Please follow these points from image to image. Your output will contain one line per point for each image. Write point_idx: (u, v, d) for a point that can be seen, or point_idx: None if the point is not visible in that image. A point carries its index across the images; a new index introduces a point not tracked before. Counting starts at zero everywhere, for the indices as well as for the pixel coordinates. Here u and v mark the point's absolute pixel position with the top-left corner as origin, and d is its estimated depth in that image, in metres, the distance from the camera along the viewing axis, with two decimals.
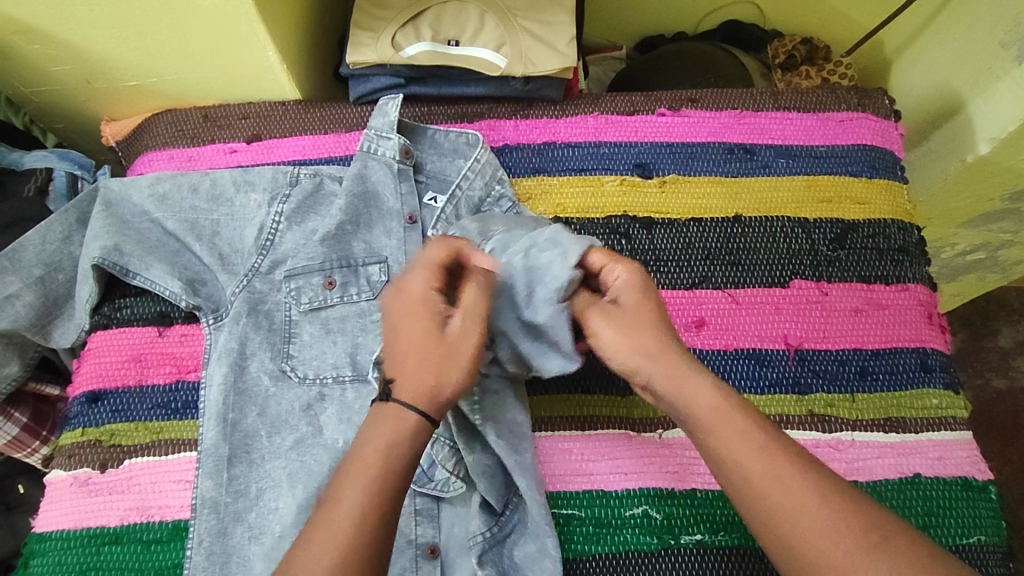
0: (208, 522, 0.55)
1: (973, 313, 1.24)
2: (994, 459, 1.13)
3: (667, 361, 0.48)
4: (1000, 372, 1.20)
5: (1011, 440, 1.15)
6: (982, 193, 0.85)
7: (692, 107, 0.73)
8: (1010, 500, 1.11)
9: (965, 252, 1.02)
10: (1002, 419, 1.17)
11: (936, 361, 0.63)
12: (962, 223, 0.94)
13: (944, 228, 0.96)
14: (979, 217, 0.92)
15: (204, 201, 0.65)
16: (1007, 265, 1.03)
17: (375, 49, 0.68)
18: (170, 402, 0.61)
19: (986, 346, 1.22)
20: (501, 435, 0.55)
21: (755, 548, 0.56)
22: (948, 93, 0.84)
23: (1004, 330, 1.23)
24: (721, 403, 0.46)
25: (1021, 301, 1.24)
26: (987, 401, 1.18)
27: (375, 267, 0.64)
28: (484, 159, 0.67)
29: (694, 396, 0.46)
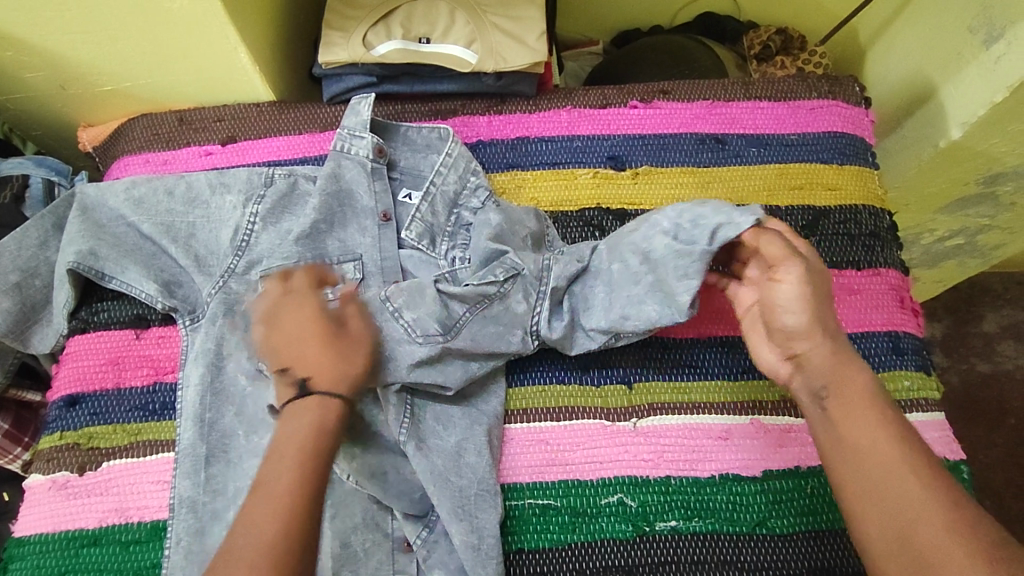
0: (185, 522, 0.56)
1: (957, 299, 1.25)
2: (980, 444, 1.14)
3: (835, 343, 0.50)
4: (985, 356, 1.21)
5: (996, 424, 1.16)
6: (957, 178, 0.86)
7: (664, 98, 0.73)
8: (997, 483, 1.11)
9: (944, 238, 1.03)
10: (987, 403, 1.17)
11: (908, 344, 0.64)
12: (940, 209, 0.95)
13: (923, 214, 0.97)
14: (956, 202, 0.93)
15: (180, 203, 0.65)
16: (987, 249, 1.05)
17: (347, 48, 0.69)
18: (147, 404, 0.61)
19: (971, 332, 1.23)
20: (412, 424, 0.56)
21: (729, 532, 0.56)
22: (920, 80, 0.85)
23: (988, 316, 1.24)
24: (868, 394, 0.47)
25: (1004, 286, 1.26)
26: (972, 386, 1.19)
27: (350, 265, 0.64)
28: (456, 153, 0.67)
29: (849, 381, 0.48)
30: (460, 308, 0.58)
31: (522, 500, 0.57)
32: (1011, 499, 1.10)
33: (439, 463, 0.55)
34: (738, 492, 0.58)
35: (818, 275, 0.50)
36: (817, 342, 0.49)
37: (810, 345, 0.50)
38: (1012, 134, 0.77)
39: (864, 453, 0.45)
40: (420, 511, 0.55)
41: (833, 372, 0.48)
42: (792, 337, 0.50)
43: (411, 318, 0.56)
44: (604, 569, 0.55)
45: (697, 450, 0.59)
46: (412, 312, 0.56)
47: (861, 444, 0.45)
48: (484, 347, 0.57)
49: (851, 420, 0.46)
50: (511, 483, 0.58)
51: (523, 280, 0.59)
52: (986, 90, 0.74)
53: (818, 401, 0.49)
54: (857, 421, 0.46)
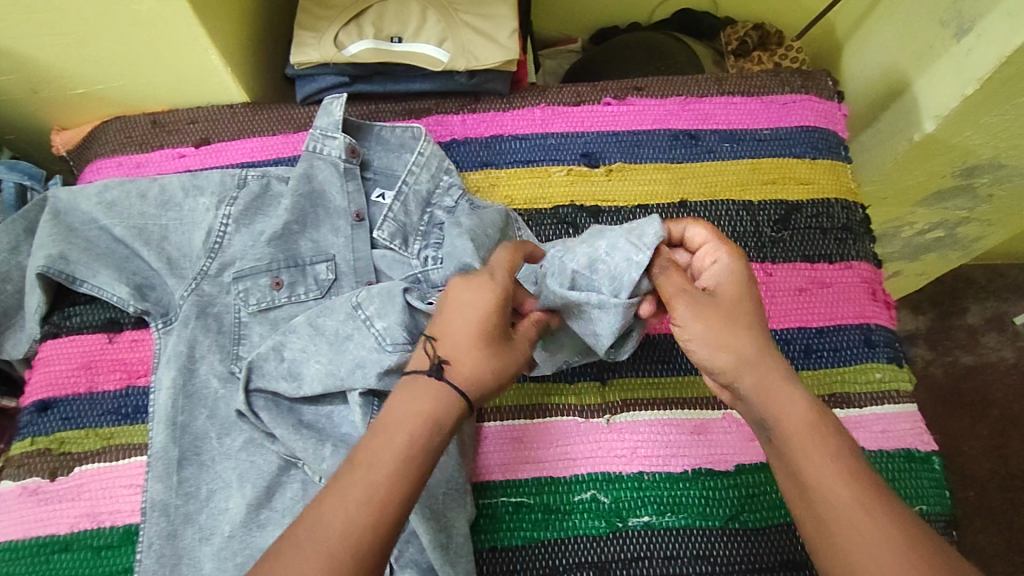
0: (157, 525, 0.56)
1: (941, 291, 1.26)
2: (963, 436, 1.15)
3: (766, 368, 0.47)
4: (968, 348, 1.21)
5: (980, 415, 1.16)
6: (933, 170, 0.87)
7: (637, 95, 0.73)
8: (982, 474, 1.12)
9: (925, 231, 1.03)
10: (970, 395, 1.18)
11: (880, 336, 0.64)
12: (918, 202, 0.95)
13: (902, 208, 0.97)
14: (934, 195, 0.93)
15: (152, 206, 0.65)
16: (967, 242, 1.06)
17: (318, 49, 0.69)
18: (120, 408, 0.61)
19: (955, 324, 1.23)
20: None
21: (703, 527, 0.56)
22: (895, 74, 0.86)
23: (971, 308, 1.25)
24: (810, 422, 0.45)
25: (987, 278, 1.26)
26: (956, 378, 1.19)
27: (322, 265, 0.64)
28: (429, 152, 0.67)
29: (786, 409, 0.45)
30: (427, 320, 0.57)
31: (495, 498, 0.57)
32: (994, 490, 1.11)
33: None
34: (711, 487, 0.58)
35: (715, 304, 0.49)
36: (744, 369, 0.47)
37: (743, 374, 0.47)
38: (985, 127, 0.77)
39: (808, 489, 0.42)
40: None
41: (768, 401, 0.46)
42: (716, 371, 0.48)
43: (380, 326, 0.55)
44: (576, 565, 0.56)
45: (670, 445, 0.59)
46: (383, 320, 0.55)
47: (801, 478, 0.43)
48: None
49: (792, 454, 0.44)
50: (484, 481, 0.58)
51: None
52: (957, 83, 0.74)
53: (762, 434, 0.46)
54: (801, 456, 0.43)
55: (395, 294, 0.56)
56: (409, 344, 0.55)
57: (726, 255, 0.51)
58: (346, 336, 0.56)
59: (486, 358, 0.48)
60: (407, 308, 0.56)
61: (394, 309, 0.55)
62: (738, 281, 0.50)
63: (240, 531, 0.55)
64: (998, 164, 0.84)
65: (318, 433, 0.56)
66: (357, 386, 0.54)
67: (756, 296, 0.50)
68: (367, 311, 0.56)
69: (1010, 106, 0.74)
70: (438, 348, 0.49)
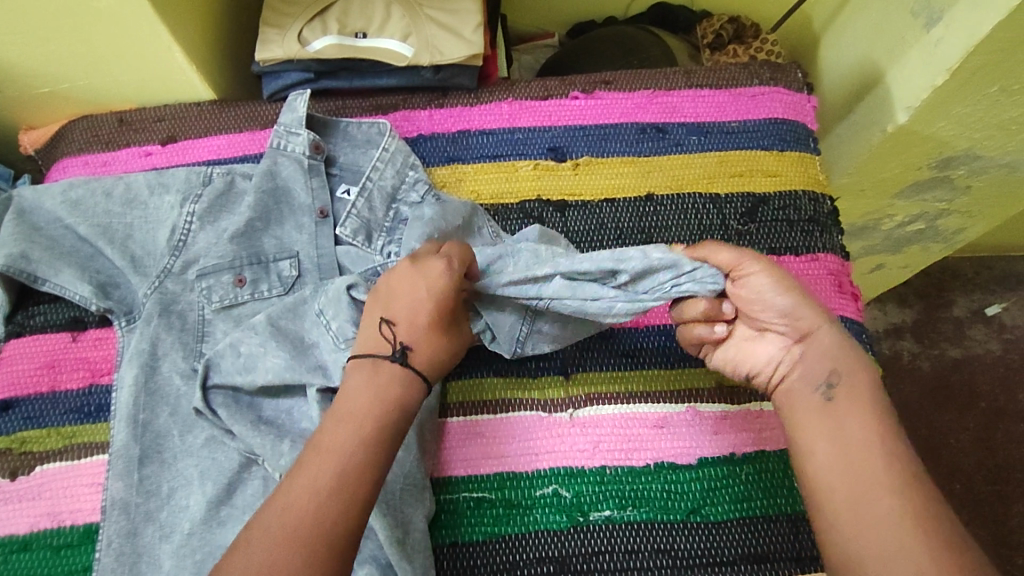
0: (116, 524, 0.56)
1: (928, 284, 1.25)
2: (951, 429, 1.14)
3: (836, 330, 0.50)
4: (955, 341, 1.21)
5: (967, 407, 1.16)
6: (909, 162, 0.86)
7: (605, 89, 0.73)
8: (969, 467, 1.11)
9: (905, 223, 1.02)
10: (957, 387, 1.17)
11: (846, 328, 0.64)
12: (895, 194, 0.94)
13: (879, 201, 0.96)
14: (911, 186, 0.92)
15: (117, 205, 0.65)
16: (950, 234, 1.05)
17: (282, 45, 0.68)
18: (82, 406, 0.61)
19: (942, 317, 1.23)
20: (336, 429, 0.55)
21: (663, 521, 0.57)
22: (869, 65, 0.85)
23: (958, 300, 1.24)
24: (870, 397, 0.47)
25: (974, 271, 1.26)
26: (943, 371, 1.19)
27: (286, 262, 0.64)
28: (394, 147, 0.67)
29: (857, 369, 0.48)
30: None
31: (457, 493, 0.58)
32: (981, 482, 1.10)
33: None
34: (673, 480, 0.58)
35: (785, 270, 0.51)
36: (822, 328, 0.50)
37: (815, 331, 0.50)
38: (958, 117, 0.77)
39: (858, 443, 0.46)
40: None
41: (838, 358, 0.49)
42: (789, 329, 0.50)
43: (335, 326, 0.57)
44: (538, 560, 0.56)
45: (633, 439, 0.59)
46: (336, 320, 0.57)
47: (854, 435, 0.46)
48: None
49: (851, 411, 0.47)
50: (446, 476, 0.58)
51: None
52: (927, 73, 0.73)
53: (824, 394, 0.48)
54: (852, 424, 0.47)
55: (341, 293, 0.56)
56: None
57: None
58: (313, 342, 0.57)
59: (438, 345, 0.52)
60: (355, 303, 0.56)
61: (344, 308, 0.56)
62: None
63: (200, 528, 0.55)
64: (974, 155, 0.84)
65: (277, 429, 0.56)
66: (312, 381, 0.56)
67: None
68: (326, 313, 0.57)
69: (982, 96, 0.73)
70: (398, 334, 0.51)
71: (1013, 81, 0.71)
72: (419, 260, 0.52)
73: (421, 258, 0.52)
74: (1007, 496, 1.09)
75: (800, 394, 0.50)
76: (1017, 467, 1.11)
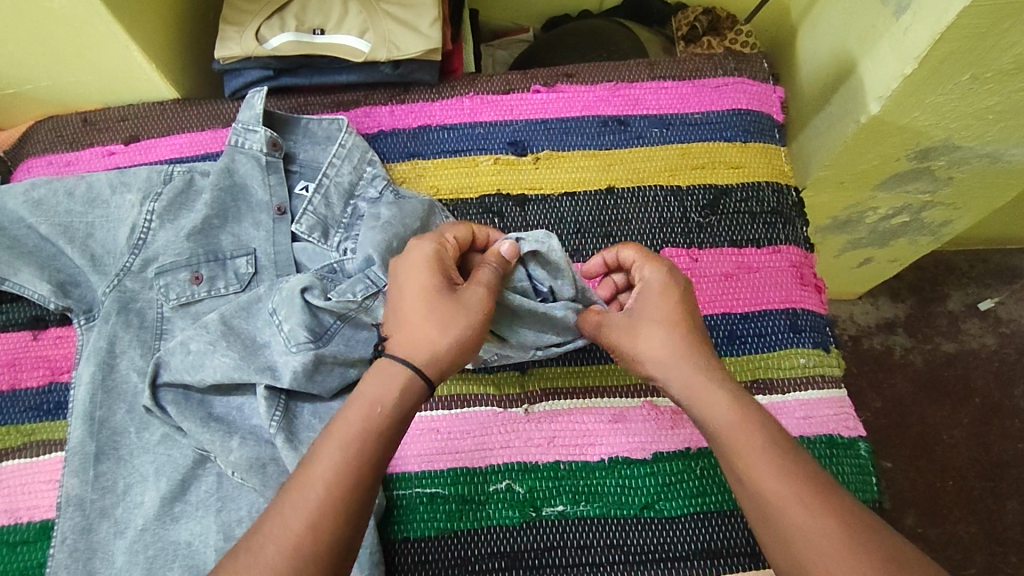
0: (71, 520, 0.56)
1: (921, 278, 1.18)
2: (943, 425, 1.09)
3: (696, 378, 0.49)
4: (950, 336, 1.15)
5: (961, 402, 1.10)
6: (888, 153, 0.77)
7: (567, 82, 0.72)
8: (962, 465, 1.06)
9: (890, 216, 0.92)
10: (952, 382, 1.12)
11: (807, 321, 0.64)
12: (876, 186, 0.84)
13: (861, 191, 0.86)
14: (892, 178, 0.82)
15: (78, 204, 0.64)
16: (937, 226, 0.95)
17: (239, 43, 0.68)
18: (42, 404, 0.62)
19: (936, 310, 1.17)
20: (287, 432, 0.55)
21: (617, 516, 0.56)
22: (842, 52, 0.77)
23: (952, 294, 1.18)
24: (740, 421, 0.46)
25: (970, 264, 1.20)
26: (936, 366, 1.13)
27: (242, 260, 0.64)
28: (350, 143, 0.67)
29: (713, 414, 0.47)
30: (332, 317, 0.57)
31: (409, 489, 0.57)
32: (975, 480, 1.05)
33: None
34: (627, 475, 0.58)
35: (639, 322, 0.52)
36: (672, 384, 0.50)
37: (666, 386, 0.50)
38: (934, 106, 0.68)
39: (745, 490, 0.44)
40: None
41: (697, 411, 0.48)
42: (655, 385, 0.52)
43: (287, 327, 0.56)
44: (489, 555, 0.55)
45: (588, 434, 0.59)
46: (288, 323, 0.56)
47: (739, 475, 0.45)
48: (359, 354, 0.58)
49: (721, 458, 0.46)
50: (399, 472, 0.58)
51: (386, 294, 0.58)
52: (897, 62, 0.65)
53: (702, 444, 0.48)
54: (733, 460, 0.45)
55: (295, 295, 0.56)
56: (313, 343, 0.56)
57: (652, 270, 0.53)
58: (265, 343, 0.57)
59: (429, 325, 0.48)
60: (310, 307, 0.56)
61: (297, 311, 0.56)
62: (654, 298, 0.52)
63: (153, 524, 0.56)
64: (954, 145, 0.75)
65: (228, 425, 0.57)
66: (260, 380, 0.55)
67: (677, 307, 0.52)
68: (279, 314, 0.57)
69: (954, 86, 0.65)
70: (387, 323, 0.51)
71: (986, 67, 0.62)
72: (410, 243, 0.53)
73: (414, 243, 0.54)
74: (1001, 493, 1.04)
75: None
76: (1011, 463, 1.06)
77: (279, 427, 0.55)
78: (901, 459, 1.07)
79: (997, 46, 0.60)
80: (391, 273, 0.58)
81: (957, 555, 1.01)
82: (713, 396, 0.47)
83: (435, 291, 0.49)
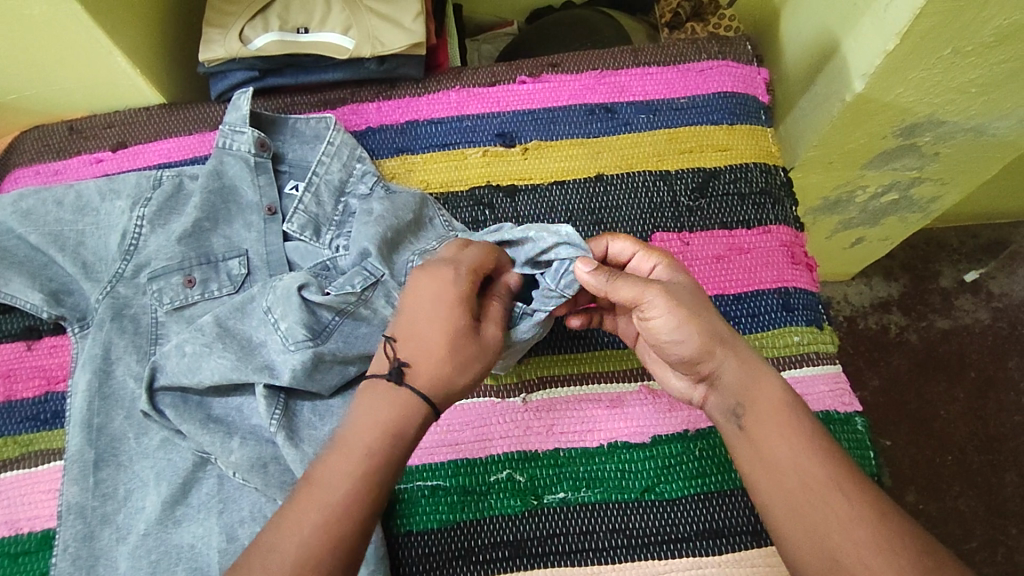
0: (73, 528, 0.56)
1: (913, 256, 1.19)
2: (941, 401, 1.09)
3: (736, 353, 0.49)
4: (943, 312, 1.16)
5: (957, 377, 1.11)
6: (873, 131, 0.77)
7: (553, 72, 0.73)
8: (960, 439, 1.07)
9: (878, 195, 0.93)
10: (947, 358, 1.12)
11: (799, 300, 0.64)
12: (865, 164, 0.85)
13: (849, 172, 0.87)
14: (880, 156, 0.83)
15: (68, 212, 0.64)
16: (925, 203, 0.96)
17: (223, 45, 0.68)
18: (38, 414, 0.62)
19: (929, 288, 1.17)
20: (289, 434, 0.55)
21: (618, 500, 0.57)
22: (822, 33, 0.77)
23: (945, 271, 1.18)
24: (780, 407, 0.47)
25: (960, 241, 1.20)
26: (931, 342, 1.14)
27: (235, 261, 0.64)
28: (339, 140, 0.67)
29: (762, 395, 0.48)
30: (329, 315, 0.57)
31: (411, 483, 0.57)
32: (973, 454, 1.06)
33: (312, 452, 0.55)
34: (626, 460, 0.58)
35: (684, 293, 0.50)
36: (722, 358, 0.49)
37: (712, 358, 0.49)
38: (916, 82, 0.69)
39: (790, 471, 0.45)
40: None
41: (746, 387, 0.48)
42: (690, 360, 0.50)
43: (283, 327, 0.56)
44: (492, 545, 0.55)
45: (587, 420, 0.59)
46: (285, 321, 0.56)
47: (779, 457, 0.45)
48: (356, 350, 0.57)
49: (765, 433, 0.47)
50: None
51: (384, 286, 0.59)
52: (879, 39, 0.66)
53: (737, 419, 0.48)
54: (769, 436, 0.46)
55: (292, 292, 0.56)
56: (311, 341, 0.56)
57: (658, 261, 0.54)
58: (261, 342, 0.56)
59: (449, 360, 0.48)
60: (306, 305, 0.56)
61: (293, 309, 0.56)
62: (687, 275, 0.54)
63: (155, 529, 0.56)
64: (938, 121, 0.75)
65: (227, 426, 0.57)
66: (258, 380, 0.55)
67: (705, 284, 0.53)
68: (275, 314, 0.56)
69: (936, 60, 0.65)
70: (400, 350, 0.48)
71: (967, 41, 0.63)
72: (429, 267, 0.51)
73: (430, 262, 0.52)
74: (1001, 466, 1.05)
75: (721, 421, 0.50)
76: (1009, 436, 1.07)
77: (282, 428, 0.55)
78: (900, 436, 1.08)
79: (975, 20, 0.60)
80: (387, 264, 0.59)
81: (959, 529, 1.01)
82: (759, 377, 0.48)
83: (460, 330, 0.49)
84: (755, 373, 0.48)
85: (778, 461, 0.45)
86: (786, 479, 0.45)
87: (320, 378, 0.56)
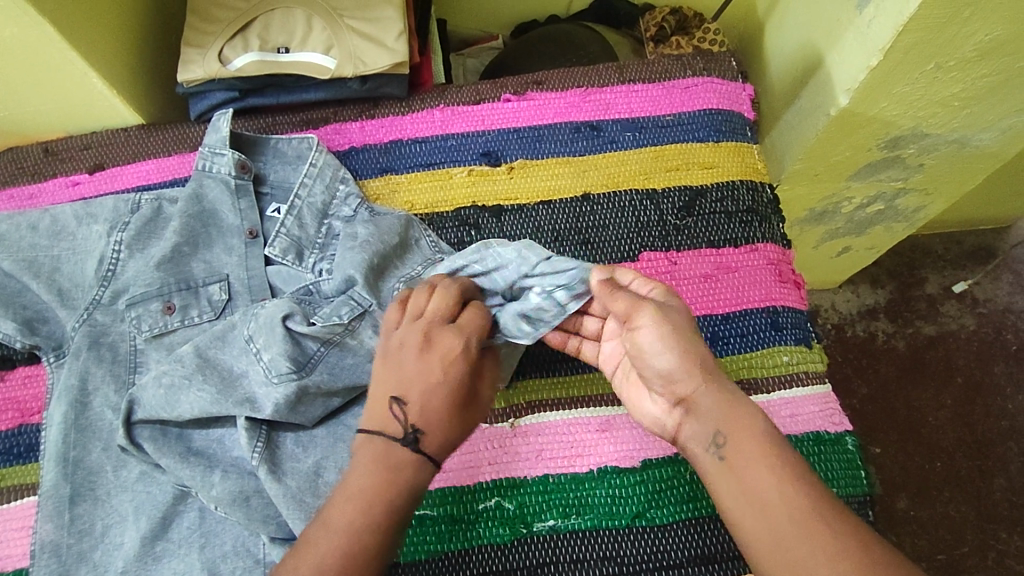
0: (48, 566, 0.54)
1: (899, 264, 1.20)
2: (929, 407, 1.10)
3: (720, 388, 0.48)
4: (930, 319, 1.16)
5: (944, 385, 1.11)
6: (857, 144, 0.77)
7: (538, 89, 0.72)
8: (948, 445, 1.07)
9: (865, 205, 0.93)
10: (934, 365, 1.13)
11: (787, 319, 0.64)
12: (850, 176, 0.85)
13: (835, 183, 0.87)
14: (866, 168, 0.83)
15: (43, 238, 0.62)
16: (910, 213, 0.96)
17: (202, 65, 0.67)
18: (12, 447, 0.60)
19: (915, 295, 1.18)
20: (271, 469, 0.54)
21: (608, 527, 0.56)
22: (806, 47, 0.77)
23: (930, 278, 1.19)
24: (764, 444, 0.45)
25: (945, 247, 1.21)
26: (918, 349, 1.14)
27: (216, 286, 0.63)
28: (321, 162, 0.66)
29: (744, 431, 0.46)
30: (315, 345, 0.56)
31: None
32: (962, 460, 1.06)
33: (294, 485, 0.54)
34: (617, 485, 0.57)
35: (671, 313, 0.49)
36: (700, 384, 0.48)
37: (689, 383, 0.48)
38: (900, 97, 0.69)
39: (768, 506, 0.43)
40: (285, 534, 0.54)
41: (723, 415, 0.47)
42: (674, 380, 0.49)
43: (266, 357, 0.55)
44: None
45: (576, 445, 0.58)
46: (269, 352, 0.55)
47: (763, 490, 0.43)
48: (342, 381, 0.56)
49: (745, 467, 0.45)
50: None
51: (373, 317, 0.58)
52: (862, 54, 0.66)
53: (718, 450, 0.46)
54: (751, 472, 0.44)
55: (276, 322, 0.55)
56: (295, 373, 0.54)
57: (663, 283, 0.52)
58: (242, 373, 0.55)
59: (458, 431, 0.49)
60: (291, 335, 0.55)
61: (277, 339, 0.54)
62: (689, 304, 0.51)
63: (133, 567, 0.54)
64: (922, 133, 0.76)
65: (208, 459, 0.55)
66: (239, 412, 0.54)
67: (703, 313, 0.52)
68: (256, 343, 0.55)
69: (919, 74, 0.66)
70: (410, 413, 0.47)
71: (949, 56, 0.63)
72: (432, 338, 0.49)
73: (436, 329, 0.50)
74: (989, 472, 1.05)
75: (696, 454, 0.47)
76: (997, 441, 1.07)
77: (264, 461, 0.54)
78: (890, 444, 1.08)
79: (957, 36, 0.60)
80: (374, 295, 0.58)
81: (950, 535, 1.02)
82: (745, 411, 0.46)
83: (465, 406, 0.49)
84: (743, 409, 0.47)
85: (758, 493, 0.43)
86: (768, 512, 0.43)
87: (303, 408, 0.55)
